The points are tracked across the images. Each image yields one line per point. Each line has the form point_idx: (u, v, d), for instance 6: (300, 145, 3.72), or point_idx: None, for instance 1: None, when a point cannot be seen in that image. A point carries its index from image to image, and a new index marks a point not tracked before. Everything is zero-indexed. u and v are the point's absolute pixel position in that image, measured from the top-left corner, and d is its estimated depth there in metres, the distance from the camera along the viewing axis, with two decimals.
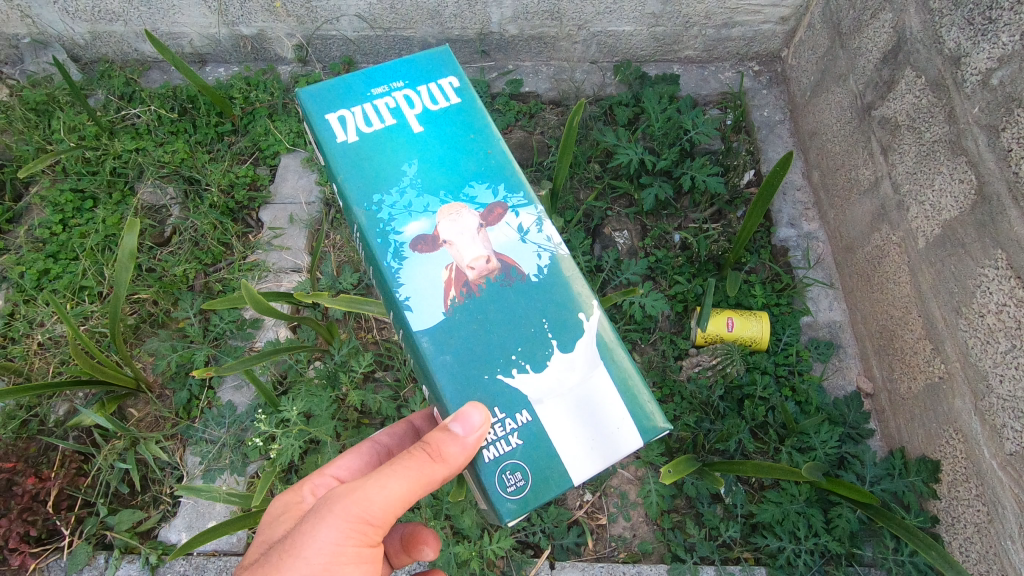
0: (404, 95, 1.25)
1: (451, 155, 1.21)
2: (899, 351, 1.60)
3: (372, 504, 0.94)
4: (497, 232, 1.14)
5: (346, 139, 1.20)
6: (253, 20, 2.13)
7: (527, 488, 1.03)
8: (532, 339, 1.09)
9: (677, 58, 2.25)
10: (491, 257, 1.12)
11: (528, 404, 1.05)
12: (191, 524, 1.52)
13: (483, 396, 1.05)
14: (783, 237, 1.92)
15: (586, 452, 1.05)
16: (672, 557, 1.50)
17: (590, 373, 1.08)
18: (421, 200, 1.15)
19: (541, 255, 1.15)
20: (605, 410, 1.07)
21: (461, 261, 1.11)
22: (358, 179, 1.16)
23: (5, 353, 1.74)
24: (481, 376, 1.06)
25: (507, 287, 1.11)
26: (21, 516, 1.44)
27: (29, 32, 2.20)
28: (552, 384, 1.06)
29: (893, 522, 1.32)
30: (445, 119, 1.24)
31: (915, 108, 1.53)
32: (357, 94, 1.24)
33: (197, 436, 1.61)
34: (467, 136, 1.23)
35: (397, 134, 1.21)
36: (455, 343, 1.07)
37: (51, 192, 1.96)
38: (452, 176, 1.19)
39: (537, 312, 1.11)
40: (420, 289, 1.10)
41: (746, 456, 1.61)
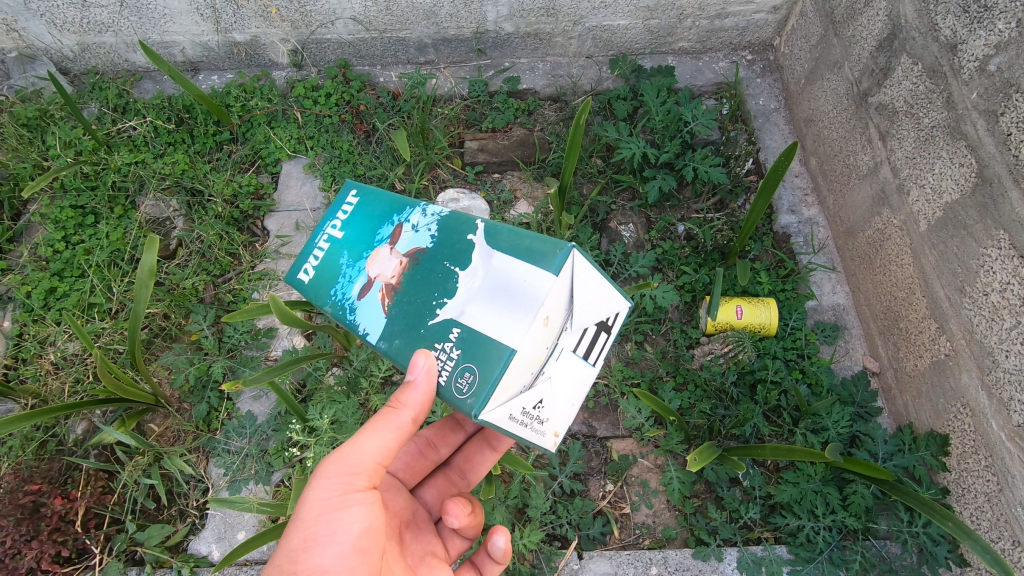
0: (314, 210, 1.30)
1: (363, 225, 1.22)
2: (905, 331, 1.66)
3: (350, 455, 0.99)
4: (401, 242, 1.17)
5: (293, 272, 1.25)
6: (246, 26, 2.10)
7: (479, 378, 1.00)
8: (443, 278, 1.11)
9: (671, 49, 2.27)
10: (402, 258, 1.15)
11: (454, 321, 1.06)
12: (221, 536, 1.53)
13: (425, 343, 1.07)
14: (785, 223, 1.96)
15: (514, 318, 1.02)
16: (696, 541, 1.55)
17: (490, 262, 1.09)
18: (351, 267, 1.18)
19: (430, 225, 1.17)
20: (513, 278, 1.06)
21: (381, 274, 1.15)
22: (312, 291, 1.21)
23: (19, 374, 1.74)
24: (418, 332, 1.08)
25: (418, 266, 1.14)
26: (51, 537, 1.44)
27: (16, 46, 2.15)
28: (466, 293, 1.08)
29: (908, 494, 1.37)
30: (353, 209, 1.25)
31: (912, 94, 1.57)
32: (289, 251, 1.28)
33: (219, 448, 1.62)
34: (370, 204, 1.25)
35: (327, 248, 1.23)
36: (396, 327, 1.10)
37: (51, 209, 1.93)
38: (367, 237, 1.20)
39: (440, 258, 1.13)
40: (372, 323, 1.13)
41: (761, 440, 1.66)
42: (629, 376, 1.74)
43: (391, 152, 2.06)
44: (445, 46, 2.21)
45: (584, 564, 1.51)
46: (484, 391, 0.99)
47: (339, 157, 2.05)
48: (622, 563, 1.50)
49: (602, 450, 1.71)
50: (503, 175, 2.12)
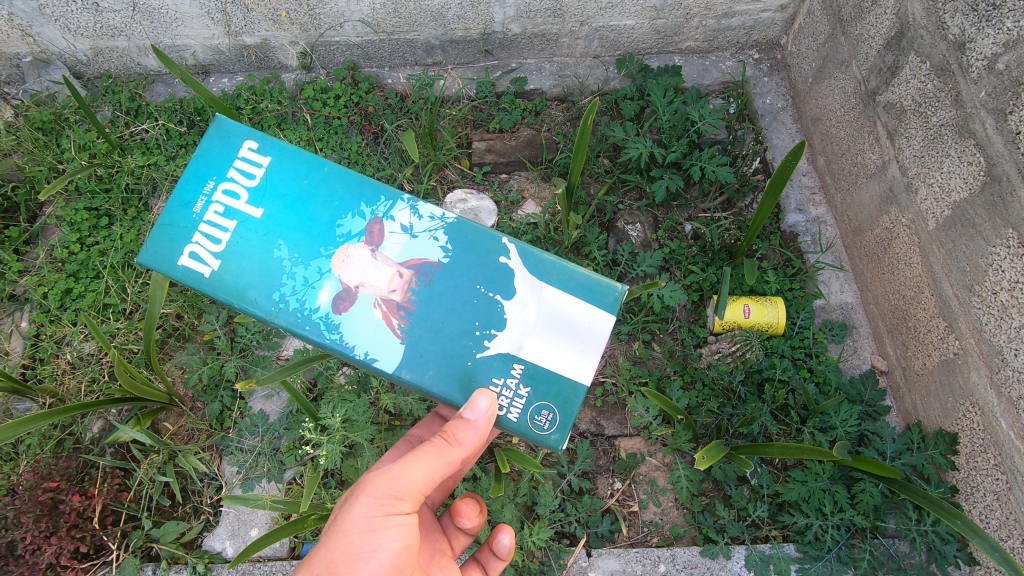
0: (223, 192, 1.17)
1: (304, 211, 1.17)
2: (913, 330, 1.66)
3: (396, 482, 1.02)
4: (390, 248, 1.16)
5: (212, 268, 1.14)
6: (256, 29, 2.13)
7: (558, 416, 1.12)
8: (484, 309, 1.14)
9: (678, 49, 2.27)
10: (400, 270, 1.15)
11: (515, 357, 1.12)
12: (234, 533, 1.56)
13: (481, 378, 1.12)
14: (793, 222, 1.96)
15: (578, 356, 1.13)
16: (704, 539, 1.56)
17: (542, 296, 1.15)
18: (312, 269, 1.14)
19: (436, 237, 1.17)
20: (569, 314, 1.15)
21: (381, 288, 1.14)
22: (248, 290, 1.13)
23: (36, 373, 1.77)
24: (467, 365, 1.12)
25: (431, 284, 1.15)
26: (69, 533, 1.46)
27: (31, 51, 2.18)
28: (520, 327, 1.13)
29: (917, 493, 1.37)
30: (279, 188, 1.19)
31: (921, 93, 1.57)
32: (182, 225, 1.16)
33: (232, 446, 1.65)
34: (302, 184, 1.19)
35: (248, 231, 1.15)
36: (429, 356, 1.12)
37: (66, 212, 1.97)
38: (315, 228, 1.16)
39: (478, 287, 1.16)
40: (366, 339, 1.13)
41: (769, 439, 1.66)
42: (637, 375, 1.75)
43: (399, 154, 2.08)
44: (453, 47, 2.22)
45: (592, 561, 1.51)
46: (565, 427, 1.13)
47: (348, 158, 2.07)
48: (630, 561, 1.51)
49: (610, 449, 1.72)
50: (510, 175, 2.13)
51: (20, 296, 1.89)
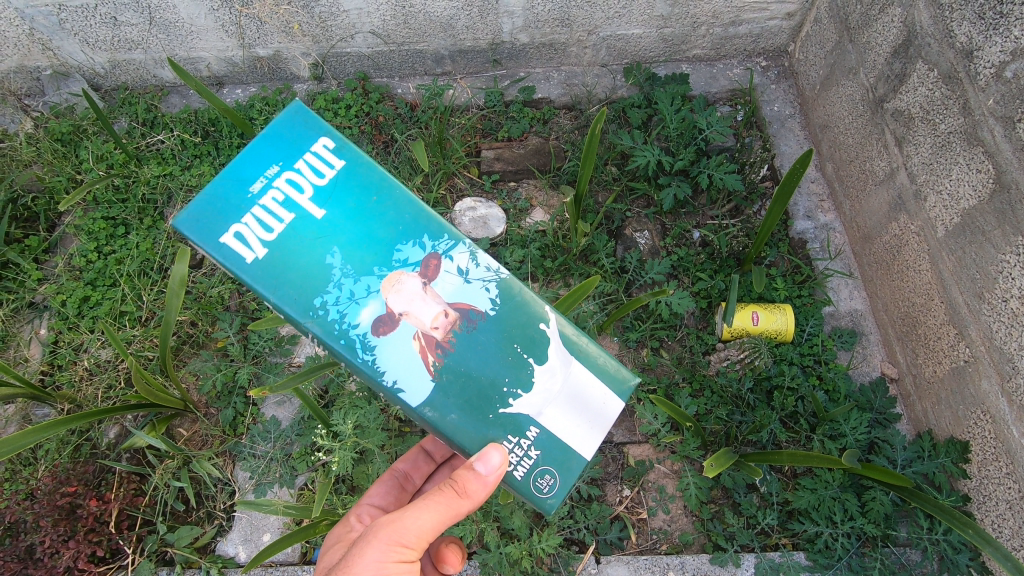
0: (286, 179, 1.03)
1: (367, 226, 1.05)
2: (923, 337, 1.65)
3: (408, 531, 1.05)
4: (442, 284, 1.06)
5: (256, 256, 1.00)
6: (269, 41, 2.16)
7: (558, 484, 1.10)
8: (517, 367, 1.08)
9: (685, 57, 2.28)
10: (448, 309, 1.05)
11: (532, 421, 1.08)
12: (247, 538, 1.58)
13: (495, 433, 1.07)
14: (801, 229, 1.96)
15: (589, 434, 1.11)
16: (714, 546, 1.56)
17: (571, 368, 1.11)
18: (360, 286, 1.03)
19: (489, 287, 1.09)
20: (590, 392, 1.11)
21: (424, 323, 1.04)
22: (287, 289, 1.01)
23: (55, 380, 1.81)
24: (487, 419, 1.06)
25: (474, 333, 1.07)
26: (86, 538, 1.49)
27: (50, 64, 2.24)
28: (545, 394, 1.08)
29: (927, 501, 1.36)
30: (347, 195, 1.06)
31: (929, 100, 1.58)
32: (235, 201, 1.01)
33: (245, 452, 1.67)
34: (371, 198, 1.07)
35: (305, 230, 1.02)
36: (453, 401, 1.05)
37: (84, 221, 2.01)
38: (375, 248, 1.05)
39: (516, 345, 1.08)
40: (398, 369, 1.04)
41: (778, 446, 1.66)
42: (646, 382, 1.76)
43: (409, 162, 2.11)
44: (462, 58, 2.25)
45: (602, 568, 1.52)
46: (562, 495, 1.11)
47: None
48: (639, 568, 1.52)
49: (619, 456, 1.72)
50: (519, 184, 2.15)
51: (40, 304, 1.93)
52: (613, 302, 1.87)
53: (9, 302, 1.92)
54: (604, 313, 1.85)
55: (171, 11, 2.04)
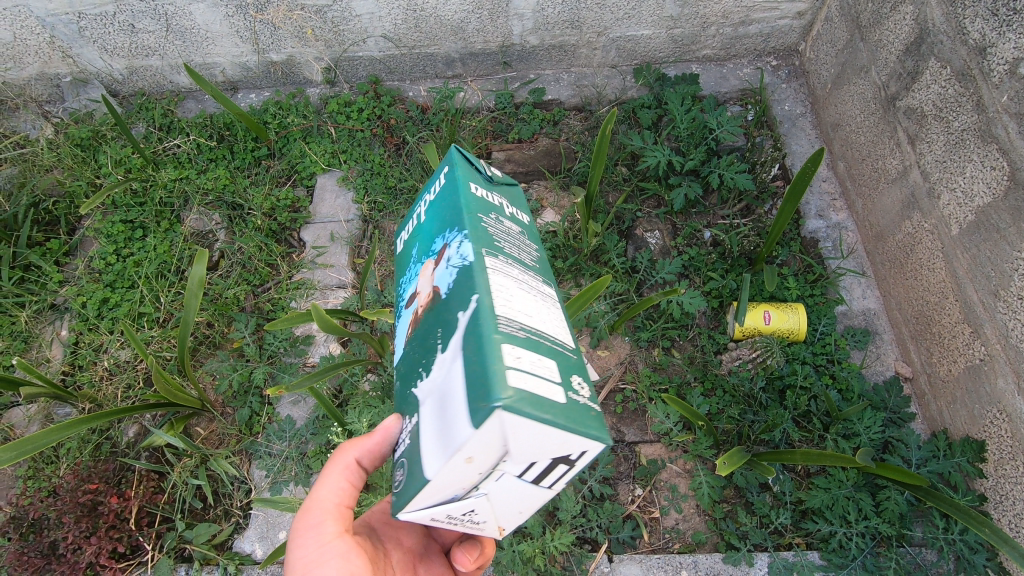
0: (428, 195, 1.12)
1: (431, 234, 1.04)
2: (938, 336, 1.65)
3: (316, 504, 1.05)
4: (435, 271, 0.97)
5: (405, 242, 1.19)
6: (282, 46, 2.20)
7: (402, 483, 0.86)
8: (433, 347, 0.90)
9: (695, 57, 2.28)
10: (428, 289, 0.97)
11: (419, 404, 0.90)
12: (263, 535, 1.61)
13: (405, 407, 0.97)
14: (813, 228, 1.95)
15: (435, 444, 0.80)
16: (727, 546, 1.56)
17: (455, 364, 0.83)
18: (413, 271, 1.07)
19: (451, 269, 0.92)
20: (455, 397, 0.79)
21: (418, 298, 1.01)
22: (400, 267, 1.17)
23: (75, 380, 1.84)
24: (407, 390, 0.96)
25: (428, 312, 0.95)
26: (108, 534, 1.52)
27: (70, 71, 2.28)
28: (434, 381, 0.87)
29: (942, 500, 1.36)
30: (438, 209, 1.05)
31: (941, 98, 1.58)
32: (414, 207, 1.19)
33: (261, 450, 1.69)
34: (443, 208, 1.03)
35: (419, 233, 1.11)
36: (403, 367, 1.00)
37: (103, 224, 2.05)
38: (428, 248, 1.04)
39: (438, 329, 0.90)
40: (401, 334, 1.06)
41: (792, 445, 1.66)
42: (657, 382, 1.76)
43: (421, 164, 2.13)
44: (473, 60, 2.27)
45: (614, 567, 1.53)
46: (399, 503, 0.85)
47: (371, 170, 2.12)
48: (652, 567, 1.52)
49: (631, 455, 1.73)
50: (529, 185, 2.16)
51: (61, 305, 1.97)
52: (624, 302, 1.87)
53: (31, 304, 1.96)
54: (615, 313, 1.85)
55: (188, 17, 2.08)
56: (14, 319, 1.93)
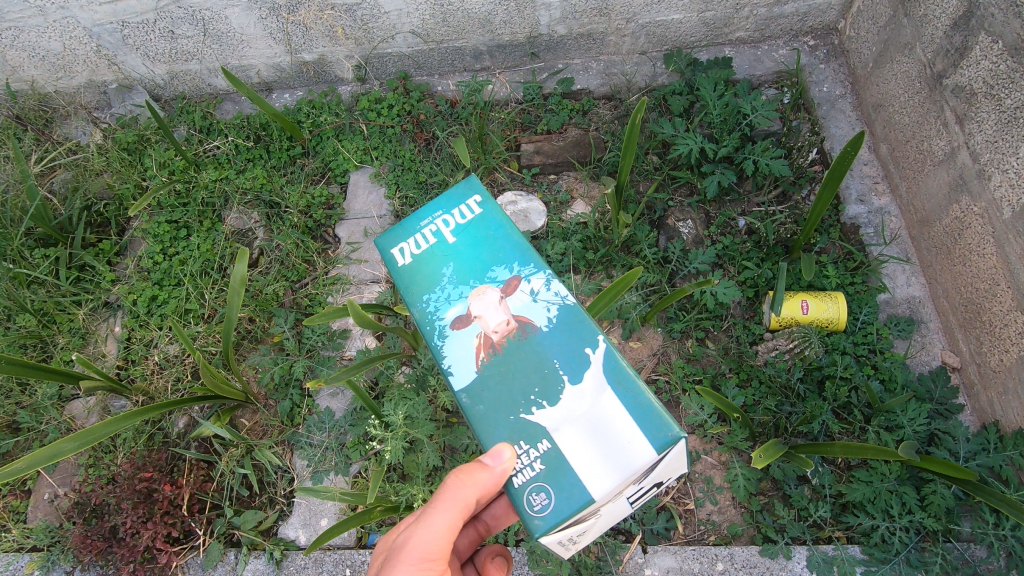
0: (442, 219, 1.35)
1: (478, 252, 1.30)
2: (988, 325, 1.58)
3: (426, 538, 1.09)
4: (515, 299, 1.23)
5: (403, 262, 1.32)
6: (315, 46, 2.23)
7: (551, 505, 1.07)
8: (551, 382, 1.16)
9: (728, 40, 2.22)
10: (510, 319, 1.21)
11: (547, 433, 1.11)
12: (306, 522, 1.67)
13: (511, 434, 1.14)
14: (853, 214, 1.89)
15: (600, 466, 1.07)
16: (764, 538, 1.54)
17: (592, 407, 1.12)
18: (457, 291, 1.26)
19: (550, 309, 1.22)
20: (613, 424, 1.10)
21: (489, 325, 1.22)
22: (410, 287, 1.29)
23: (129, 373, 1.94)
24: (507, 418, 1.15)
25: (523, 344, 1.20)
26: (163, 519, 1.60)
27: (116, 78, 2.38)
28: (566, 412, 1.12)
29: (993, 495, 1.31)
30: (478, 229, 1.33)
31: (993, 74, 1.51)
32: (406, 225, 1.36)
33: (302, 441, 1.74)
34: (494, 235, 1.32)
35: (440, 252, 1.31)
36: (487, 394, 1.17)
37: (150, 225, 2.14)
38: (476, 267, 1.28)
39: (520, 383, 1.17)
40: (456, 355, 1.21)
41: (831, 437, 1.62)
42: (691, 373, 1.75)
43: (451, 159, 2.14)
44: (500, 52, 2.26)
45: (648, 558, 1.52)
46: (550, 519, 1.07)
47: (402, 165, 2.15)
48: (687, 558, 1.51)
49: None
50: (559, 176, 2.15)
51: (114, 303, 2.08)
52: (656, 293, 1.85)
53: (87, 302, 2.07)
54: (647, 304, 1.83)
55: (224, 21, 2.14)
56: (72, 316, 2.04)
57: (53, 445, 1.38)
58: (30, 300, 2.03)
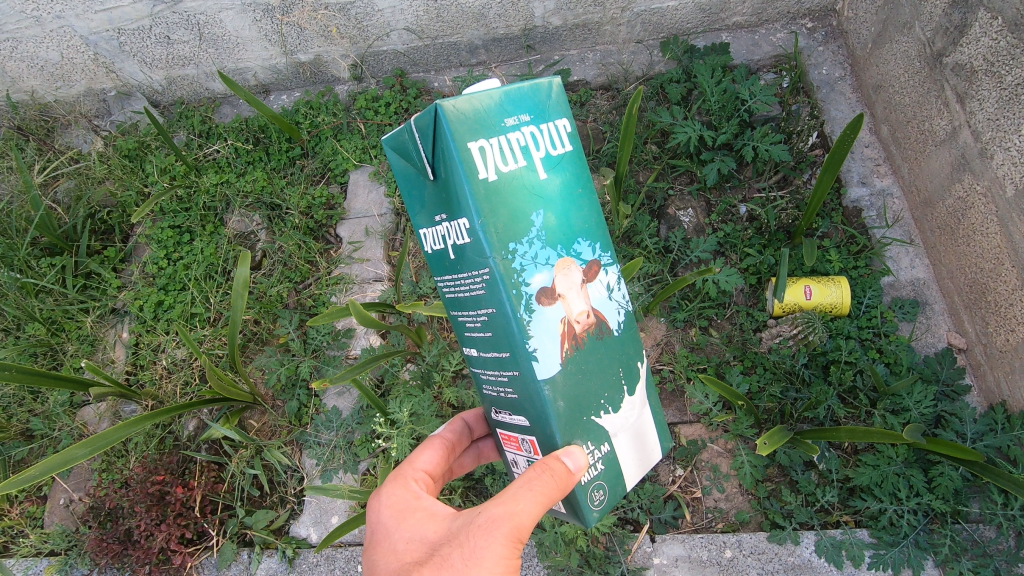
0: (531, 132, 0.95)
1: (568, 205, 0.98)
2: (994, 305, 1.57)
3: (520, 521, 0.93)
4: (597, 287, 1.01)
5: (484, 177, 0.90)
6: (310, 46, 2.23)
7: (604, 501, 1.05)
8: (616, 384, 1.04)
9: (724, 26, 2.19)
10: (592, 312, 1.00)
11: (608, 438, 1.03)
12: (317, 520, 1.69)
13: (580, 436, 0.99)
14: (855, 197, 1.87)
15: (633, 466, 1.09)
16: (771, 524, 1.55)
17: (640, 416, 1.08)
18: (546, 253, 0.94)
19: (621, 312, 1.05)
20: (646, 430, 1.10)
21: (572, 311, 0.97)
22: (491, 224, 0.90)
23: (138, 379, 1.97)
24: (581, 419, 0.99)
25: (601, 342, 1.02)
26: (176, 521, 1.63)
27: (114, 86, 2.39)
28: (623, 419, 1.05)
29: (1001, 476, 1.30)
30: (569, 171, 0.99)
31: (993, 51, 1.49)
32: (491, 121, 0.91)
33: (310, 440, 1.76)
34: (583, 190, 1.00)
35: (530, 183, 0.94)
36: (569, 390, 0.98)
37: (154, 230, 2.15)
38: (567, 227, 0.97)
39: (594, 383, 1.01)
40: (542, 336, 0.94)
41: (837, 422, 1.62)
42: (695, 362, 1.74)
43: None
44: (496, 46, 2.25)
45: (657, 547, 1.53)
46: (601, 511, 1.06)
47: None
48: (695, 546, 1.51)
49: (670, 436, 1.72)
50: None
51: (120, 310, 2.10)
52: (658, 283, 1.85)
53: (94, 309, 2.09)
54: (649, 294, 1.83)
55: (219, 25, 2.15)
56: (81, 323, 2.07)
57: (65, 452, 1.40)
58: (38, 310, 2.05)
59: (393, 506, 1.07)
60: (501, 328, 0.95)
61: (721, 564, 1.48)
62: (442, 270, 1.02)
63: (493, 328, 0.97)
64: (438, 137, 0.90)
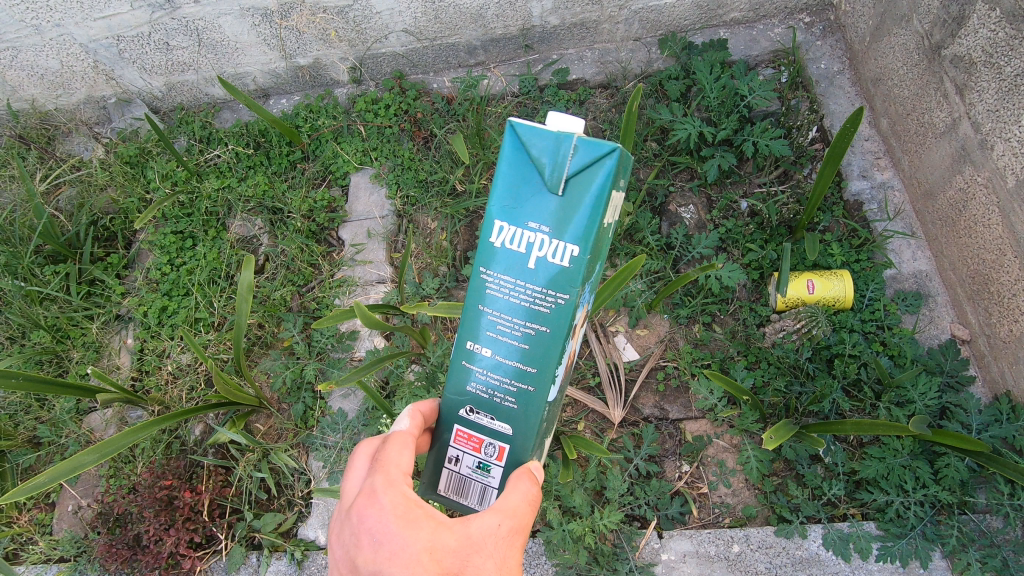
0: (619, 202, 1.15)
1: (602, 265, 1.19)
2: (997, 295, 1.57)
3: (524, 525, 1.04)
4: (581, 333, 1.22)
5: (601, 224, 1.04)
6: (309, 50, 2.24)
7: None
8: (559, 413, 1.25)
9: (722, 22, 2.20)
10: (574, 351, 1.21)
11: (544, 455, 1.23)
12: (325, 522, 1.69)
13: (539, 451, 1.16)
14: (856, 190, 1.87)
15: None
16: (779, 519, 1.55)
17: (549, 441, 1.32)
18: (586, 297, 1.13)
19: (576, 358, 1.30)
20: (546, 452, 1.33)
21: (572, 346, 1.17)
22: (587, 261, 1.04)
23: (144, 384, 1.98)
24: (545, 437, 1.17)
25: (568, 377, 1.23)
26: (185, 526, 1.64)
27: (114, 93, 2.40)
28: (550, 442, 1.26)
29: (1007, 465, 1.31)
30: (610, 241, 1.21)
31: (991, 42, 1.50)
32: (618, 183, 1.08)
33: (317, 443, 1.77)
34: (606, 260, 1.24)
35: (606, 241, 1.12)
36: (550, 412, 1.15)
37: (156, 236, 2.16)
38: (596, 281, 1.18)
39: (556, 409, 1.20)
40: (562, 364, 1.11)
41: (842, 416, 1.62)
42: (699, 358, 1.74)
43: (450, 156, 2.15)
44: (494, 46, 2.26)
45: (665, 543, 1.53)
46: None
47: (401, 165, 2.15)
48: (702, 541, 1.52)
49: (675, 432, 1.73)
50: None
51: (125, 316, 2.11)
52: (660, 280, 1.86)
53: (99, 316, 2.10)
54: (652, 291, 1.83)
55: (217, 31, 2.15)
56: (85, 330, 2.07)
57: (75, 457, 1.41)
58: (43, 317, 2.06)
59: (400, 513, 0.96)
60: (539, 347, 1.08)
61: (729, 559, 1.49)
62: (500, 267, 1.07)
63: (531, 343, 1.08)
64: (591, 170, 1.01)
